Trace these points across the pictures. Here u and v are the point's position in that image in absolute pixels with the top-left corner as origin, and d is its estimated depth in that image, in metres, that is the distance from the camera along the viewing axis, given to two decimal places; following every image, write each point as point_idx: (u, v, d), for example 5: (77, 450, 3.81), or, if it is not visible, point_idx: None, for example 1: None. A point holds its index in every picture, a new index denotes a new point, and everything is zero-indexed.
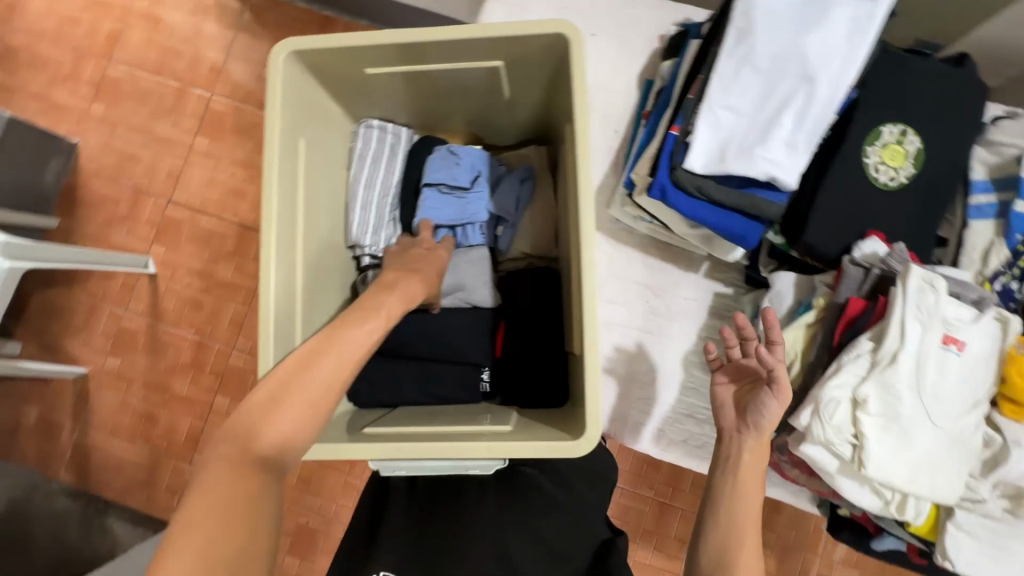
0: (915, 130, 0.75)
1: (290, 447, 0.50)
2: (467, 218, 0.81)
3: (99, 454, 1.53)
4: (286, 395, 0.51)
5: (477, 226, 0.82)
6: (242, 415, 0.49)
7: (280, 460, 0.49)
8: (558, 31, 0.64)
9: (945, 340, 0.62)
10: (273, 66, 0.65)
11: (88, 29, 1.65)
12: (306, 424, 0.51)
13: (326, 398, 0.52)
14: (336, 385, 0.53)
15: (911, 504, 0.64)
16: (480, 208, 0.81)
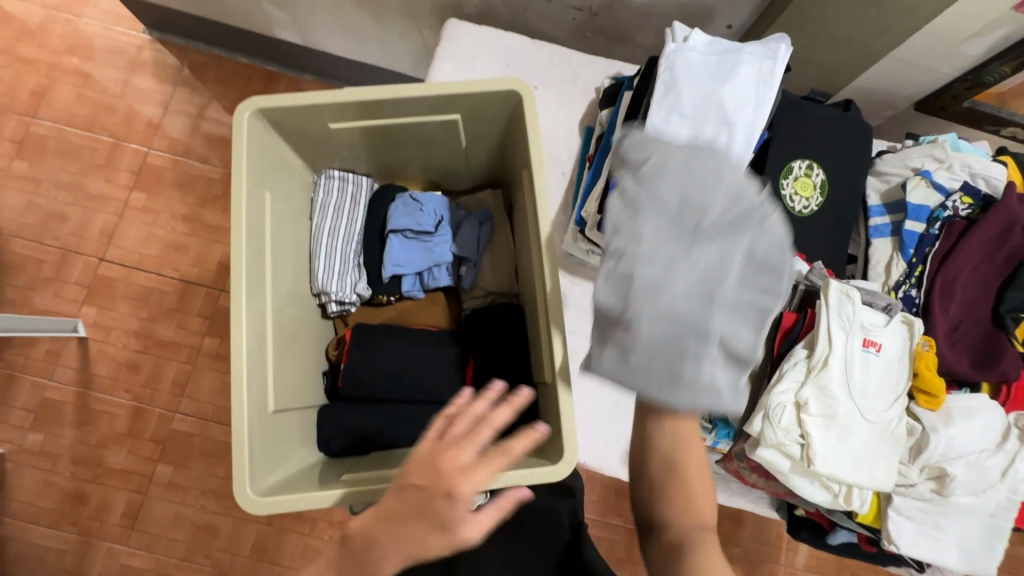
0: (819, 163, 0.86)
1: None
2: (434, 262, 0.86)
3: (17, 544, 1.37)
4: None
5: (442, 268, 0.87)
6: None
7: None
8: (512, 87, 0.71)
9: (865, 343, 0.71)
10: (237, 124, 0.67)
11: (9, 86, 1.59)
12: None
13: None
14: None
15: (856, 494, 0.70)
16: (445, 251, 0.86)
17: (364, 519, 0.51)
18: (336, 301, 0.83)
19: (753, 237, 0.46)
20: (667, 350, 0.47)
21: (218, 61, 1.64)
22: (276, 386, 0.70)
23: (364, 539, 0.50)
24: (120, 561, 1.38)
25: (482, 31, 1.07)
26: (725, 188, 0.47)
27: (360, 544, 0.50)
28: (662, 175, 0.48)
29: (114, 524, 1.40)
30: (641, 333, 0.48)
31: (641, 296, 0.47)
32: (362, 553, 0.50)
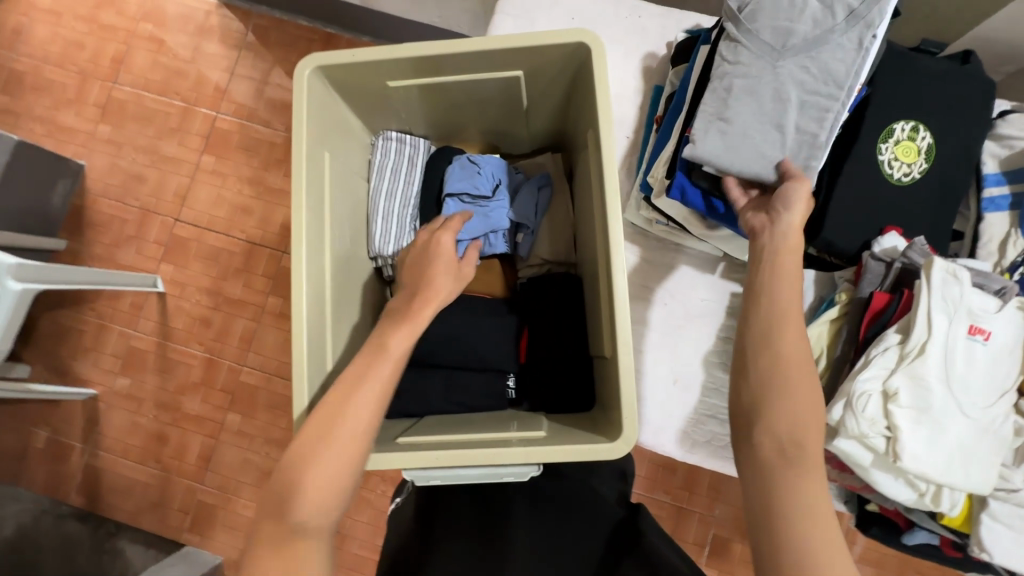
0: (926, 125, 0.76)
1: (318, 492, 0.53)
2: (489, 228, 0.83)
3: (110, 476, 1.52)
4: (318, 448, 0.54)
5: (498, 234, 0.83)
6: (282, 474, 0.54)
7: (314, 523, 0.52)
8: (580, 39, 0.66)
9: (971, 330, 0.63)
10: (298, 81, 0.67)
11: (93, 53, 1.67)
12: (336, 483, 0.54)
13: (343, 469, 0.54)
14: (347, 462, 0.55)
15: (946, 496, 0.64)
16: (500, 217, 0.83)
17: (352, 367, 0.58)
18: (392, 265, 0.83)
19: (828, 55, 0.72)
20: (757, 134, 0.73)
21: (280, 24, 1.65)
22: (334, 347, 0.71)
23: (356, 373, 0.58)
24: (196, 498, 1.50)
25: None
26: (811, 19, 0.72)
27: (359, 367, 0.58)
28: (770, 12, 0.74)
29: (190, 464, 1.52)
30: (733, 117, 0.73)
31: (729, 101, 0.74)
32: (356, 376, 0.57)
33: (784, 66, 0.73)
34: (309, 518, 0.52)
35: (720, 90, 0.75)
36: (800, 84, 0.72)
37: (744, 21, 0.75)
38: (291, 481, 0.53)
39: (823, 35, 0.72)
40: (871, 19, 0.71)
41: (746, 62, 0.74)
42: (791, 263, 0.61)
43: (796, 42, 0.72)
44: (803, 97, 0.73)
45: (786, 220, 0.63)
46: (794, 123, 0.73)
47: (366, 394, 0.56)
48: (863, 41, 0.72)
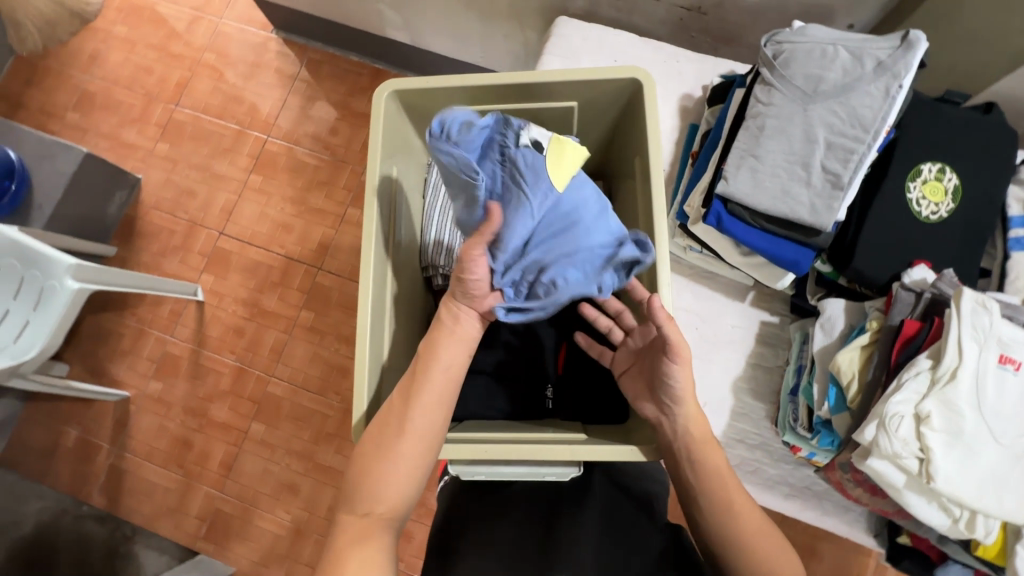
0: (953, 168, 0.80)
1: (400, 486, 0.58)
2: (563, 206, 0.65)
3: (133, 478, 1.55)
4: (401, 435, 0.59)
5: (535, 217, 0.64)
6: (358, 474, 0.59)
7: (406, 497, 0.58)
8: (632, 75, 0.73)
9: (1002, 359, 0.66)
10: (375, 102, 0.74)
11: (159, 77, 1.82)
12: (410, 478, 0.59)
13: (420, 456, 0.59)
14: (419, 456, 0.59)
15: (980, 522, 0.65)
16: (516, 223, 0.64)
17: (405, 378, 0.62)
18: (442, 274, 0.88)
19: (857, 101, 0.78)
20: (782, 172, 0.80)
21: (333, 59, 1.79)
22: (389, 346, 0.76)
23: (412, 385, 0.61)
24: (214, 505, 1.52)
25: (589, 29, 1.09)
26: (842, 68, 0.79)
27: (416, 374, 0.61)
28: (801, 60, 0.81)
29: (212, 471, 1.55)
30: (761, 155, 0.81)
31: (758, 140, 0.81)
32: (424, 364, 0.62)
33: (815, 110, 0.79)
34: (396, 492, 0.58)
35: (753, 129, 0.82)
36: (828, 126, 0.78)
37: (778, 67, 0.82)
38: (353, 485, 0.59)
39: (851, 83, 0.78)
40: (897, 71, 0.77)
41: (779, 105, 0.81)
42: (709, 457, 0.62)
43: (827, 88, 0.79)
44: (831, 139, 0.78)
45: (681, 413, 0.62)
46: (820, 163, 0.78)
47: (424, 406, 0.60)
48: (888, 89, 0.77)
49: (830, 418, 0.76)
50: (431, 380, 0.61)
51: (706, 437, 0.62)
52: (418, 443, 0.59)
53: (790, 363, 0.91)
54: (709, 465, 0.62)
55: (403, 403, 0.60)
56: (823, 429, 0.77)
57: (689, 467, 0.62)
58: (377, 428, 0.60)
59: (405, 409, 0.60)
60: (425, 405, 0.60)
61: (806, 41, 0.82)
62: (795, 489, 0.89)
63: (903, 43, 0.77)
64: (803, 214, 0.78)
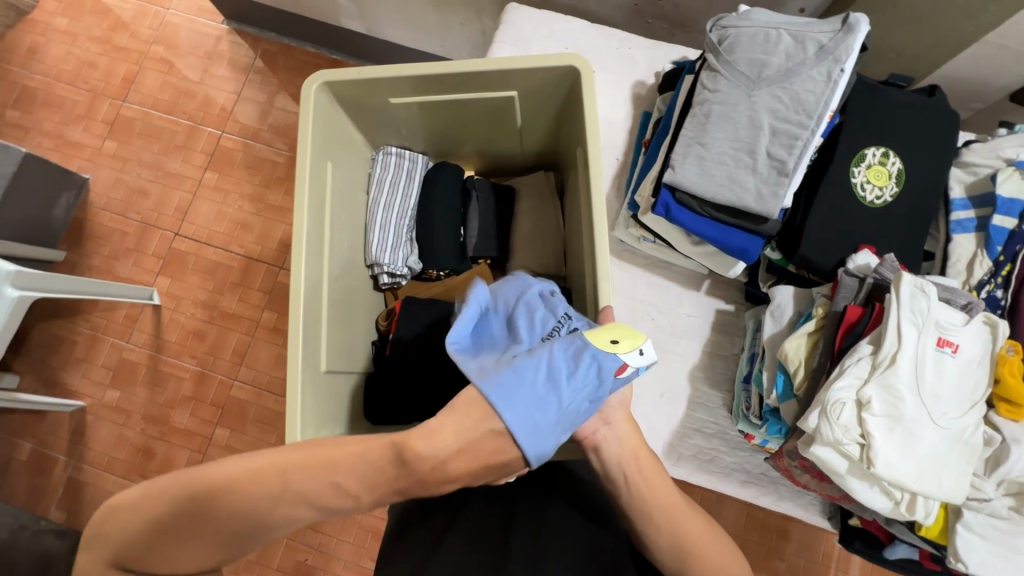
0: (896, 152, 0.80)
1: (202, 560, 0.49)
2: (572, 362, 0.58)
3: (92, 490, 1.49)
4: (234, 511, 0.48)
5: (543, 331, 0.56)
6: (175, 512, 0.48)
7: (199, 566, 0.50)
8: (570, 63, 0.71)
9: (939, 342, 0.66)
10: (305, 95, 0.71)
11: (105, 72, 1.73)
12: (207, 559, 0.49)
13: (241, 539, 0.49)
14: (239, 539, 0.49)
15: (920, 504, 0.65)
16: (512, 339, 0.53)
17: (269, 463, 0.48)
18: (388, 273, 0.86)
19: (800, 85, 0.77)
20: (728, 160, 0.79)
21: (289, 50, 1.73)
22: (329, 349, 0.73)
23: (268, 479, 0.48)
24: None
25: (541, 16, 1.07)
26: (785, 53, 0.78)
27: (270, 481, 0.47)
28: (745, 46, 0.80)
29: None
30: (707, 143, 0.79)
31: (704, 128, 0.80)
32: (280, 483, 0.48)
33: (759, 95, 0.78)
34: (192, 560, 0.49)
35: (699, 116, 0.81)
36: (772, 112, 0.78)
37: (722, 53, 0.81)
38: (159, 526, 0.49)
39: (794, 68, 0.77)
40: (839, 55, 0.76)
41: (724, 90, 0.80)
42: (651, 475, 0.59)
43: (770, 73, 0.78)
44: (775, 125, 0.77)
45: (614, 426, 0.61)
46: (765, 149, 0.78)
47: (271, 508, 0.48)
48: (829, 74, 0.76)
49: (778, 406, 0.76)
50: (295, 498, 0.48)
51: (645, 454, 0.61)
52: (243, 532, 0.49)
53: (744, 351, 0.91)
54: (650, 482, 0.59)
55: (247, 494, 0.48)
56: (770, 418, 0.79)
57: (626, 487, 0.59)
58: (202, 496, 0.48)
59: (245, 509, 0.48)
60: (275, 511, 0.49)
61: (750, 25, 0.81)
62: (751, 475, 0.91)
63: (845, 26, 0.76)
64: (750, 203, 0.77)
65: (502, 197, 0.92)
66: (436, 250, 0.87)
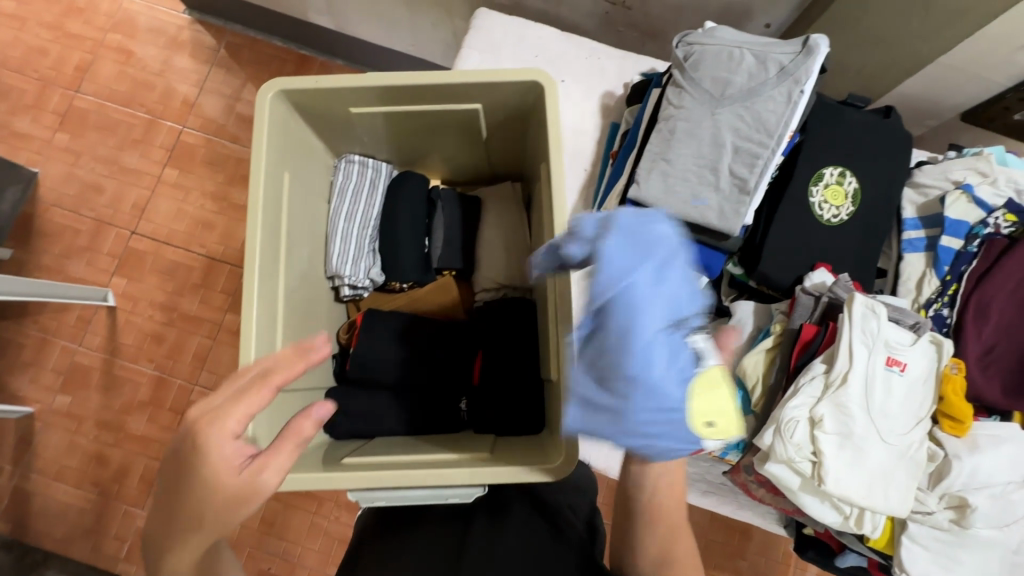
0: (853, 171, 0.82)
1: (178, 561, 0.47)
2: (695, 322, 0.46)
3: (41, 500, 1.42)
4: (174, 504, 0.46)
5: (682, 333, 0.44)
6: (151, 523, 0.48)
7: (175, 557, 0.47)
8: (534, 79, 0.70)
9: (888, 361, 0.68)
10: (260, 104, 0.68)
11: (56, 60, 1.64)
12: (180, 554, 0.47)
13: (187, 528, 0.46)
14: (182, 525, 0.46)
15: (868, 518, 0.67)
16: (652, 326, 0.43)
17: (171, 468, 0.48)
18: (349, 285, 0.84)
19: (762, 105, 0.78)
20: (691, 177, 0.79)
21: (254, 43, 1.67)
22: None
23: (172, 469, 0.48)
24: (135, 523, 1.42)
25: (511, 22, 1.05)
26: (748, 73, 0.79)
27: (178, 456, 0.46)
28: (710, 64, 0.80)
29: (132, 488, 1.44)
30: (671, 159, 0.80)
31: (669, 145, 0.81)
32: (191, 457, 0.46)
33: (723, 113, 0.79)
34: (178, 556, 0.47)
35: (664, 132, 0.81)
36: (736, 130, 0.78)
37: (687, 71, 0.81)
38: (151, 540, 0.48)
39: (757, 87, 0.78)
40: (799, 76, 0.77)
41: (690, 106, 0.80)
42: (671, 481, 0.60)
43: (734, 92, 0.79)
44: (737, 143, 0.78)
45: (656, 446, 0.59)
46: (728, 167, 0.78)
47: (204, 505, 0.45)
48: (791, 95, 0.77)
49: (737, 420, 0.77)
50: (208, 470, 0.45)
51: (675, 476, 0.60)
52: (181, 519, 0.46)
53: None
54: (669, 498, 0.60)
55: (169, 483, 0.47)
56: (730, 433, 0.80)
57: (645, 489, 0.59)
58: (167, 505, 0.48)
59: (167, 530, 0.46)
60: (205, 532, 0.46)
61: (714, 43, 0.81)
62: (712, 485, 0.92)
63: (806, 48, 0.77)
64: (713, 219, 0.78)
65: (468, 208, 0.91)
66: (400, 263, 0.86)
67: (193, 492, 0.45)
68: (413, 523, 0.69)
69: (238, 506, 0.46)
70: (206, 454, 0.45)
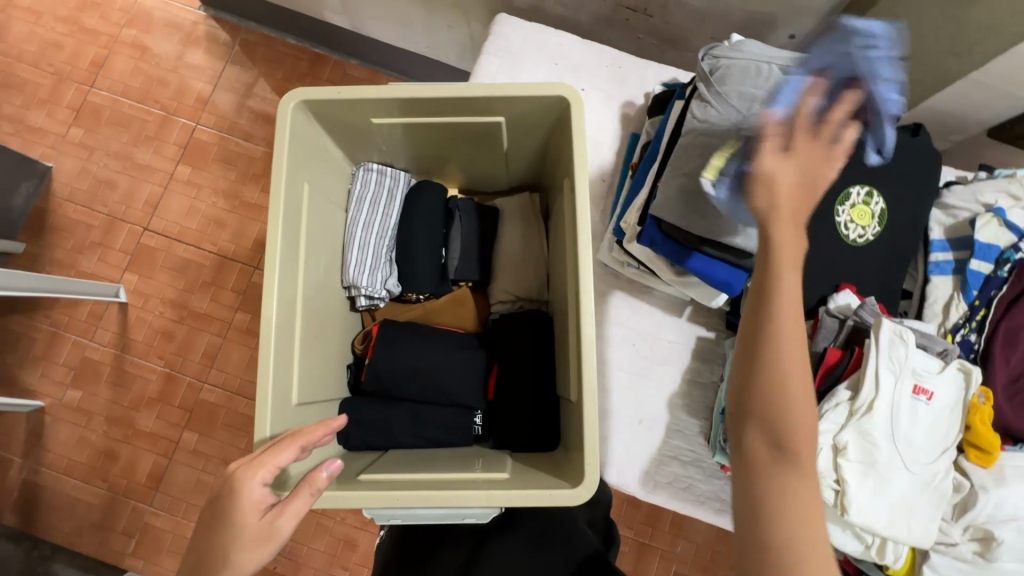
0: (880, 191, 0.81)
1: None
2: None
3: (51, 494, 1.43)
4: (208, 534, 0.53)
5: None
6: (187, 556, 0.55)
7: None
8: (560, 93, 0.69)
9: (915, 390, 0.67)
10: (281, 113, 0.67)
11: (71, 55, 1.64)
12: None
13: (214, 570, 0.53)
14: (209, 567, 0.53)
15: (890, 548, 0.66)
16: None
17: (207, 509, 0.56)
18: (366, 295, 0.83)
19: None
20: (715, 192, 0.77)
21: (268, 41, 1.66)
22: (302, 378, 0.71)
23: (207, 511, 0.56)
24: (143, 519, 1.42)
25: (531, 29, 1.04)
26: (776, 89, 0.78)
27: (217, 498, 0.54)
28: (738, 78, 0.79)
29: (140, 484, 1.44)
30: (695, 174, 0.78)
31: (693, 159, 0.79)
32: (225, 502, 0.53)
33: None
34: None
35: (688, 146, 0.80)
36: None
37: (716, 85, 0.80)
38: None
39: None
40: None
41: (716, 120, 0.79)
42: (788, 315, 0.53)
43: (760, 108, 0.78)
44: None
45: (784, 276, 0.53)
46: None
47: (226, 546, 0.53)
48: None
49: None
50: (236, 515, 0.53)
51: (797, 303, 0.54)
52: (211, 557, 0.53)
53: (723, 381, 0.91)
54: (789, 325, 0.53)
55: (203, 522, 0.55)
56: None
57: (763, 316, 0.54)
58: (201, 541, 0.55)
59: (190, 572, 0.53)
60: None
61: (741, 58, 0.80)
62: (725, 504, 0.91)
63: None
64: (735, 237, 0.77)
65: (485, 218, 0.90)
66: (416, 275, 0.84)
67: (222, 531, 0.53)
68: (428, 551, 0.70)
69: (257, 550, 0.53)
70: (237, 499, 0.54)
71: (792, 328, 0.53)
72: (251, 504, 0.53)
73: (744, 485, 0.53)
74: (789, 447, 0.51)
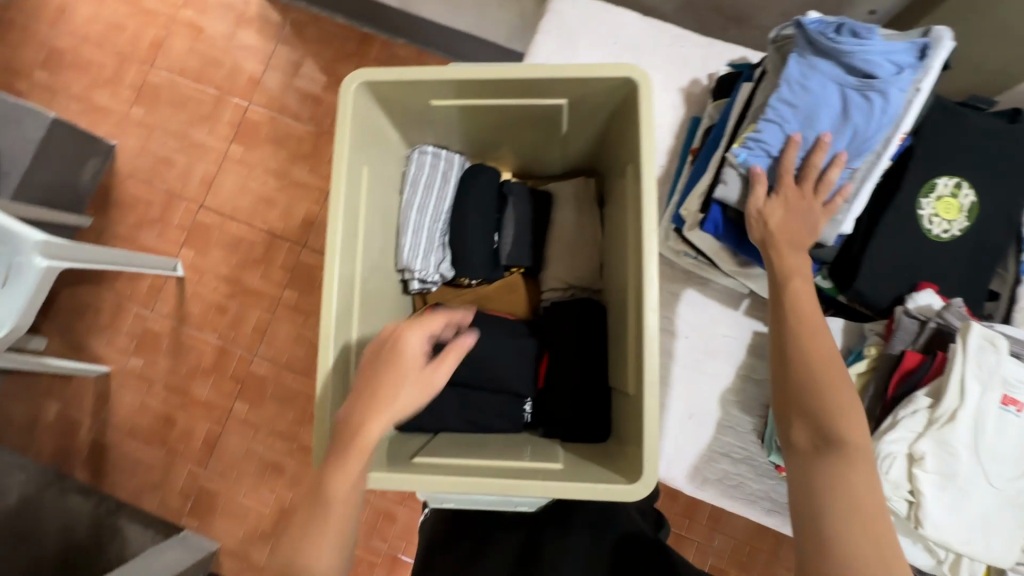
0: (970, 182, 0.74)
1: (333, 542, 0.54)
2: None
3: (116, 453, 1.53)
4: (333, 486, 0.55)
5: None
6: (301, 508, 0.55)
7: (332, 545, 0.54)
8: (629, 75, 0.65)
9: (1004, 400, 0.62)
10: (343, 95, 0.67)
11: (132, 36, 1.69)
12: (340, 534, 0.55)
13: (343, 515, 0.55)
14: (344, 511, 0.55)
15: (965, 564, 0.64)
16: None
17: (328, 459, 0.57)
18: (418, 279, 0.83)
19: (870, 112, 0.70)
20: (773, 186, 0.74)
21: (317, 20, 1.66)
22: (359, 360, 0.71)
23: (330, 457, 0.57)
24: (198, 482, 1.50)
25: (589, 7, 1.00)
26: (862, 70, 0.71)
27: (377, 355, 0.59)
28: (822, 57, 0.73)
29: (196, 449, 1.52)
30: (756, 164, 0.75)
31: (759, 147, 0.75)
32: (388, 354, 0.58)
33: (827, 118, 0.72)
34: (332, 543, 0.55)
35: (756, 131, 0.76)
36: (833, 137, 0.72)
37: (812, 56, 0.72)
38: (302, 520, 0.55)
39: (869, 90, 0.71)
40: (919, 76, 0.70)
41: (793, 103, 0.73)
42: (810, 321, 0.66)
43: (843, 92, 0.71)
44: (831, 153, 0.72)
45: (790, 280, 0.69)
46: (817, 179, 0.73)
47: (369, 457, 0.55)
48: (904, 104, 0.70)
49: None
50: (399, 364, 0.58)
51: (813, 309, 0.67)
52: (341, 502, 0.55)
53: None
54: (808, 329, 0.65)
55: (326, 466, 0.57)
56: None
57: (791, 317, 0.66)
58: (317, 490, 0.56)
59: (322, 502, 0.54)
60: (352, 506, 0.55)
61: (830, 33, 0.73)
62: (776, 505, 0.89)
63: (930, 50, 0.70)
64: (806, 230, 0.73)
65: (538, 204, 0.89)
66: (468, 259, 0.84)
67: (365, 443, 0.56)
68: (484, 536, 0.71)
69: (419, 394, 0.57)
70: (398, 352, 0.58)
71: (809, 331, 0.65)
72: (409, 357, 0.58)
73: (802, 482, 0.60)
74: (831, 442, 0.59)
